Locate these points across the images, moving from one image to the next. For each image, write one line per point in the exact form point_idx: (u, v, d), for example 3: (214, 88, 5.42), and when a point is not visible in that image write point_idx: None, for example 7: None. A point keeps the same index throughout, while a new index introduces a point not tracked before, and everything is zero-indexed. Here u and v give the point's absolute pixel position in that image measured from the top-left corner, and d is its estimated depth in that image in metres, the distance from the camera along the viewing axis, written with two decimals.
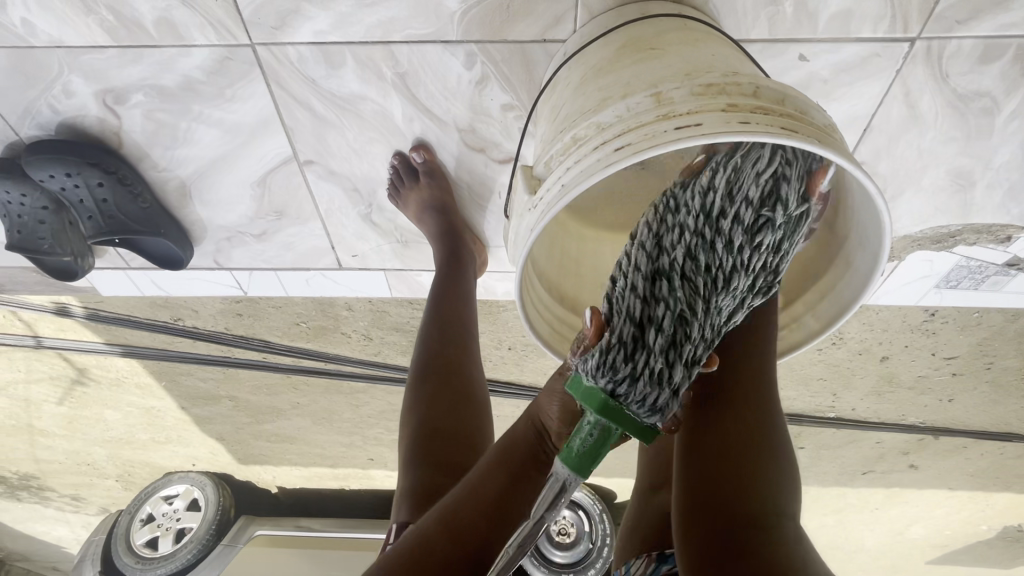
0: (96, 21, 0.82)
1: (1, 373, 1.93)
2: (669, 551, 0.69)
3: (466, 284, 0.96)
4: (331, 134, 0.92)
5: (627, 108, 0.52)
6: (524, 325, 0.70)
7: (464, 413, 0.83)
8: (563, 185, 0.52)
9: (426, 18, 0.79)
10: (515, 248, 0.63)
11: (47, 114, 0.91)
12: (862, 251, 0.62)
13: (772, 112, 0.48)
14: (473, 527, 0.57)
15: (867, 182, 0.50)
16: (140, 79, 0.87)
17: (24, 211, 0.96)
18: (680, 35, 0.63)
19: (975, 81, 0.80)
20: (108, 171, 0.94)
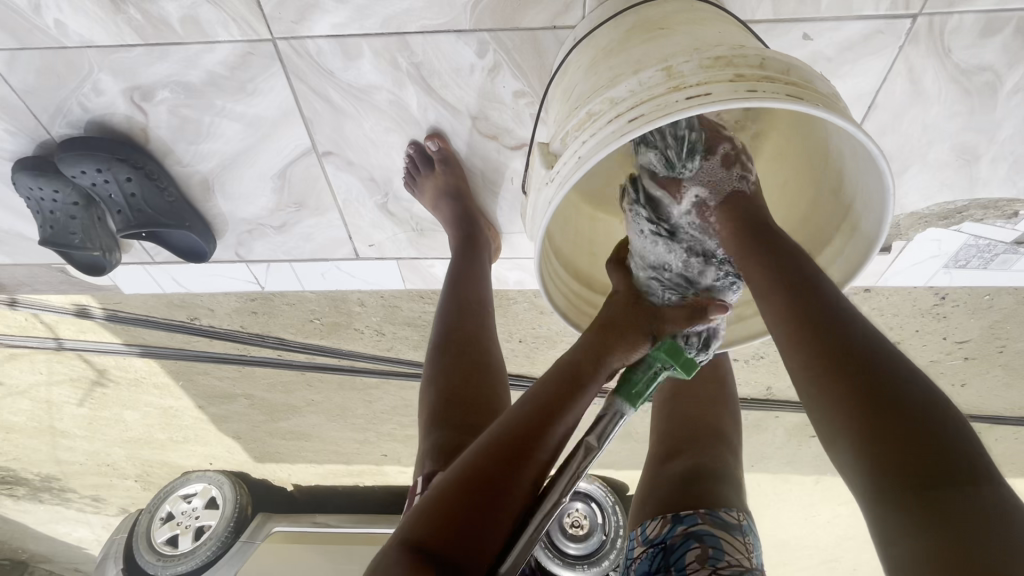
0: (125, 21, 0.85)
1: (24, 375, 1.97)
2: (688, 511, 0.64)
3: (485, 266, 0.98)
4: (349, 124, 0.94)
5: (639, 82, 0.53)
6: (544, 298, 0.71)
7: (482, 380, 0.83)
8: (580, 159, 0.53)
9: (439, 8, 0.81)
10: (532, 227, 0.65)
11: (78, 113, 0.94)
12: (867, 214, 0.62)
13: (777, 81, 0.50)
14: (521, 444, 0.59)
15: (869, 146, 0.51)
16: (166, 76, 0.90)
17: (57, 207, 1.01)
18: (687, 15, 0.65)
19: (977, 56, 0.80)
20: (136, 166, 0.97)
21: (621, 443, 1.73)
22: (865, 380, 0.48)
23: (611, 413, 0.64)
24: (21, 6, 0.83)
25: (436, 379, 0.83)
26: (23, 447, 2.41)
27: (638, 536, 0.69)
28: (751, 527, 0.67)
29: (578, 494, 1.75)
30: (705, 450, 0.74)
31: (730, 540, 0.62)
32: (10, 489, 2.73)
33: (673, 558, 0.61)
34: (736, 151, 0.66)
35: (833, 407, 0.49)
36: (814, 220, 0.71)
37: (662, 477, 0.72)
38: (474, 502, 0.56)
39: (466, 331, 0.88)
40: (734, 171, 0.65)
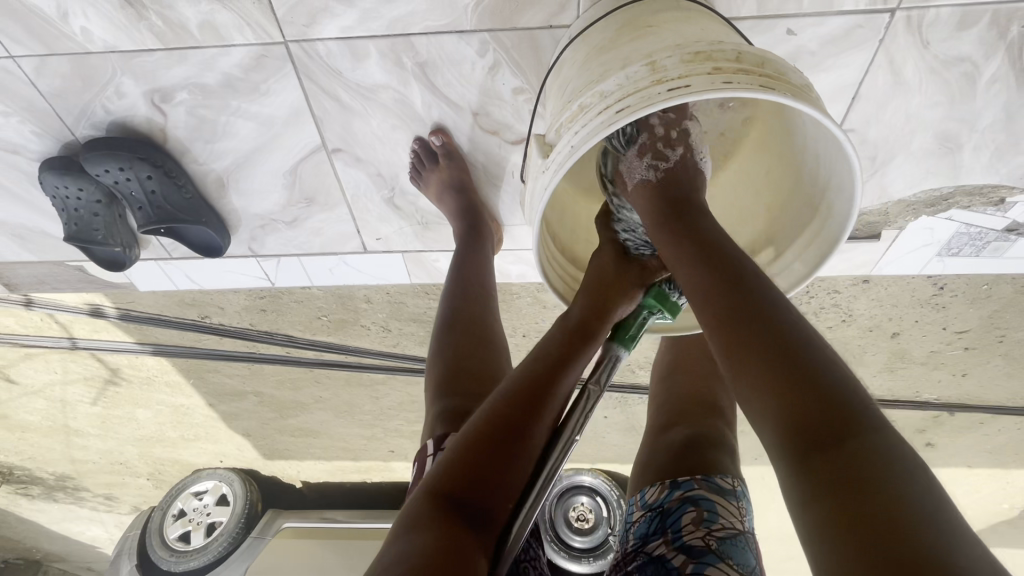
0: (146, 28, 0.88)
1: (40, 374, 2.02)
2: (683, 477, 0.66)
3: (489, 254, 1.01)
4: (357, 122, 0.98)
5: (626, 77, 0.56)
6: (543, 280, 0.74)
7: (488, 355, 0.87)
8: (572, 148, 0.56)
9: (442, 11, 0.84)
10: (530, 215, 0.67)
11: (101, 115, 0.98)
12: (839, 195, 0.65)
13: (752, 73, 0.52)
14: (536, 392, 0.62)
15: (836, 133, 0.54)
16: (184, 78, 0.93)
17: (81, 205, 1.04)
18: (675, 13, 0.68)
19: (955, 47, 0.83)
20: (156, 165, 1.00)
21: (623, 435, 1.76)
22: (773, 353, 0.47)
23: (609, 357, 0.68)
24: (49, 13, 0.87)
25: (444, 352, 0.87)
26: (38, 447, 2.47)
27: (637, 501, 0.71)
28: (745, 494, 0.69)
29: (583, 487, 1.78)
30: (702, 421, 0.76)
31: (725, 504, 0.64)
32: (25, 489, 2.79)
33: (669, 522, 0.64)
34: (658, 134, 0.70)
35: (749, 383, 0.47)
36: (797, 203, 0.73)
37: (661, 446, 0.75)
38: (496, 446, 0.58)
39: (472, 308, 0.92)
40: (646, 160, 0.69)
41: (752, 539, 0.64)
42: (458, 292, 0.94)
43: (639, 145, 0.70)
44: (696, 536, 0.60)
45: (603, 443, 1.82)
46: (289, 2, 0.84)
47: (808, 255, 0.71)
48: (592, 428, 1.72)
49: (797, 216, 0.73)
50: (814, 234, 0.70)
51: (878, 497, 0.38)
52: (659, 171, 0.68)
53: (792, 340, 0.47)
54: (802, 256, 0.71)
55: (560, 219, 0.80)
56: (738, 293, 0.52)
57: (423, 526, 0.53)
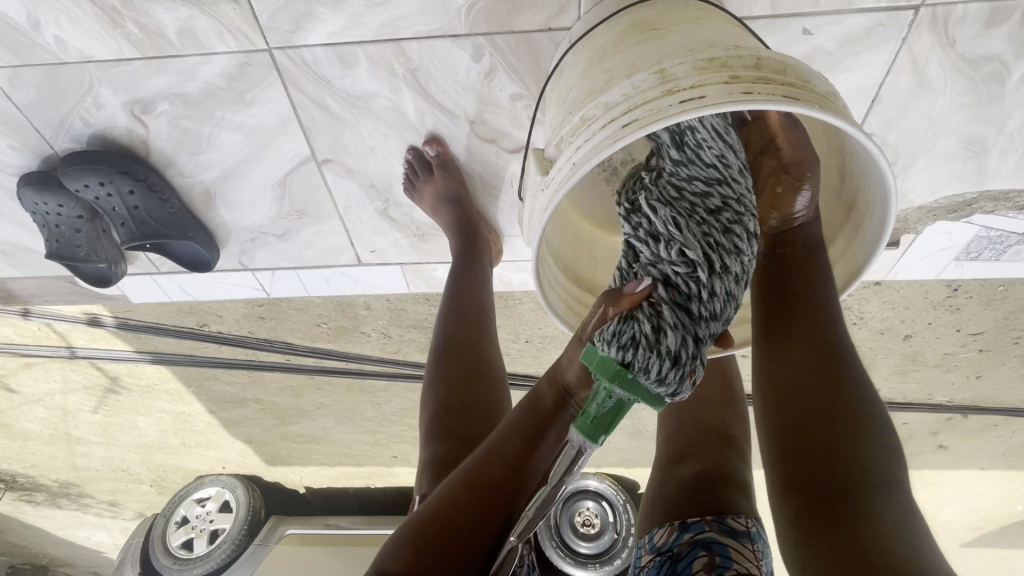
0: (122, 36, 0.85)
1: (40, 384, 2.01)
2: (693, 518, 0.63)
3: (484, 272, 0.98)
4: (347, 131, 0.95)
5: (633, 86, 0.53)
6: (544, 305, 0.70)
7: (481, 394, 0.83)
8: (573, 165, 0.53)
9: (434, 14, 0.81)
10: (529, 232, 0.64)
11: (80, 127, 0.95)
12: (869, 219, 0.61)
13: (773, 82, 0.49)
14: (493, 476, 0.56)
15: (870, 150, 0.50)
16: (165, 89, 0.91)
17: (61, 220, 1.01)
18: (683, 14, 0.64)
19: (983, 46, 0.79)
20: (138, 179, 0.98)
21: (630, 440, 1.73)
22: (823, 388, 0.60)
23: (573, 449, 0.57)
24: (21, 23, 0.84)
25: (436, 389, 0.84)
26: (40, 454, 2.45)
27: (646, 544, 0.68)
28: (763, 537, 0.65)
29: (589, 492, 1.75)
30: (714, 454, 0.74)
31: (738, 547, 0.60)
32: (29, 495, 2.78)
33: (679, 566, 0.59)
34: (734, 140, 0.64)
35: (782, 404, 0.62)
36: (832, 213, 0.68)
37: (672, 477, 0.73)
38: (453, 530, 0.54)
39: (466, 340, 0.88)
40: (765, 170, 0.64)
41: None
42: (451, 321, 0.90)
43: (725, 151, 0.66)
44: None
45: (609, 447, 1.79)
46: (272, 7, 0.81)
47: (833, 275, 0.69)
48: None
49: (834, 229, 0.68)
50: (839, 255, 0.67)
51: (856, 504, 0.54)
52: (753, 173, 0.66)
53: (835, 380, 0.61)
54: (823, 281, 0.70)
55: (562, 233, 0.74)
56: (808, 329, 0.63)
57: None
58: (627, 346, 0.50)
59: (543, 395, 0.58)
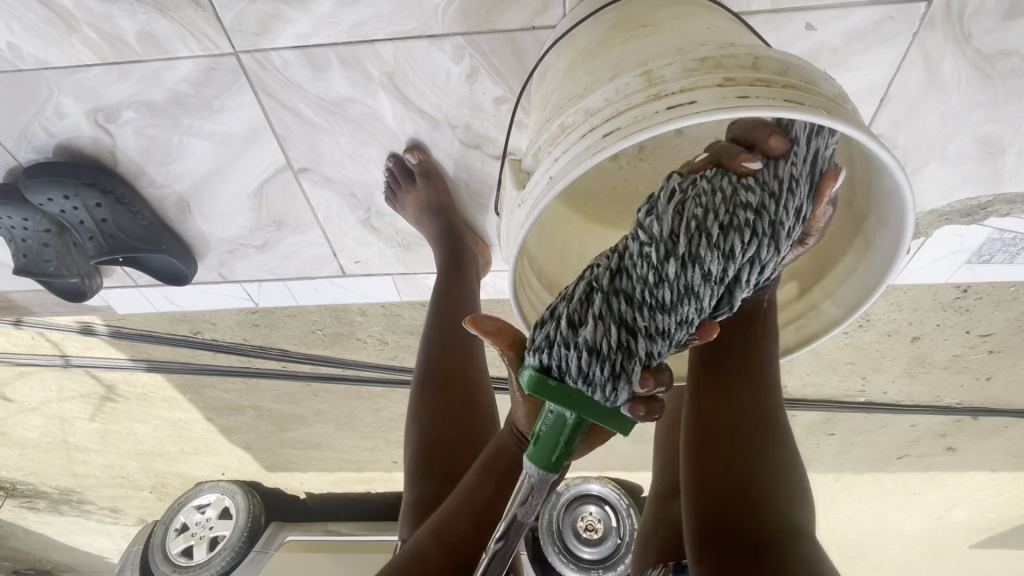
0: (80, 40, 0.82)
1: (35, 392, 1.99)
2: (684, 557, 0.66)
3: (470, 291, 0.95)
4: (323, 139, 0.92)
5: (616, 90, 0.49)
6: (522, 324, 0.65)
7: (465, 426, 0.80)
8: (550, 179, 0.49)
9: (408, 13, 0.78)
10: (505, 250, 0.61)
11: (42, 137, 0.93)
12: (880, 231, 0.56)
13: (773, 83, 0.45)
14: (458, 529, 0.60)
15: (886, 158, 0.46)
16: (130, 96, 0.88)
17: (28, 234, 0.99)
18: (673, 10, 0.61)
19: (1001, 39, 0.75)
20: (105, 191, 0.95)
21: (633, 445, 1.69)
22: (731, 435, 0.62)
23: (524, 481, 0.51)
24: None
25: (418, 425, 0.82)
26: (40, 462, 2.43)
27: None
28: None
29: (591, 497, 1.71)
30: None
31: None
32: (31, 503, 2.77)
33: None
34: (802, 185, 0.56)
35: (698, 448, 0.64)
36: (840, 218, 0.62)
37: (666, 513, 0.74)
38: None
39: (448, 368, 0.86)
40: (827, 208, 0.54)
41: None
42: (434, 349, 0.88)
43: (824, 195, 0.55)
44: None
45: (611, 452, 1.75)
46: (237, 8, 0.78)
47: (841, 298, 0.63)
48: None
49: (848, 235, 0.62)
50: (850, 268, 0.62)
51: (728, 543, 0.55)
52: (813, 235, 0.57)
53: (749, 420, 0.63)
54: (834, 297, 0.64)
55: (547, 247, 0.68)
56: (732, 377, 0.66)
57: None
58: (543, 349, 0.49)
59: (504, 447, 0.61)
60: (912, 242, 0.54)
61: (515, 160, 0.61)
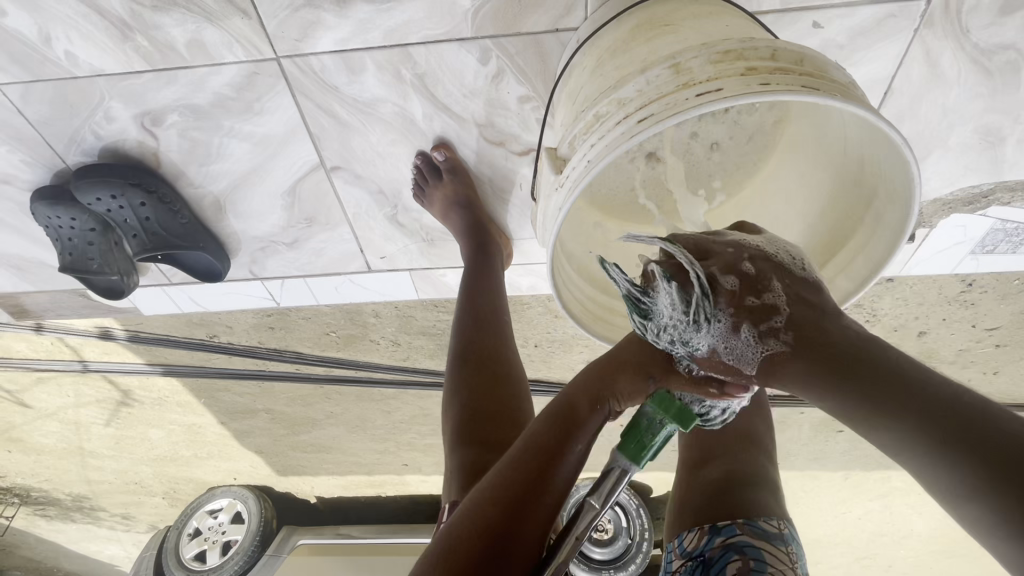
0: (132, 48, 0.86)
1: (53, 397, 2.02)
2: (725, 521, 0.59)
3: (496, 276, 0.96)
4: (355, 138, 0.95)
5: (648, 81, 0.52)
6: (557, 302, 0.67)
7: (504, 397, 0.79)
8: (588, 163, 0.53)
9: (441, 18, 0.82)
10: (546, 233, 0.65)
11: (91, 140, 0.97)
12: (891, 205, 0.59)
13: (791, 72, 0.49)
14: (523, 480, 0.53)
15: (893, 138, 0.50)
16: (175, 100, 0.92)
17: (74, 233, 1.03)
18: (692, 10, 0.65)
19: (996, 34, 0.78)
20: (150, 191, 0.99)
21: None
22: (950, 421, 0.43)
23: (615, 472, 0.54)
24: (33, 39, 0.86)
25: (457, 399, 0.80)
26: (54, 468, 2.46)
27: (674, 549, 0.63)
28: (795, 539, 0.60)
29: None
30: (736, 454, 0.68)
31: (772, 551, 0.56)
32: (43, 509, 2.79)
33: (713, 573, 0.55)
34: (735, 288, 0.56)
35: (951, 464, 0.41)
36: (844, 197, 0.65)
37: (695, 486, 0.66)
38: (491, 550, 0.50)
39: (483, 342, 0.86)
40: (744, 330, 0.55)
41: None
42: (469, 326, 0.88)
43: (724, 312, 0.55)
44: None
45: None
46: (281, 15, 0.82)
47: (854, 273, 0.64)
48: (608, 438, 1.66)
49: (857, 213, 0.64)
50: (861, 244, 0.64)
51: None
52: (782, 333, 0.54)
53: (930, 388, 0.45)
54: (841, 277, 0.65)
55: (576, 234, 0.71)
56: (866, 368, 0.49)
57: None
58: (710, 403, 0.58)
59: (579, 403, 0.57)
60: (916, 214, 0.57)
61: (549, 150, 0.65)
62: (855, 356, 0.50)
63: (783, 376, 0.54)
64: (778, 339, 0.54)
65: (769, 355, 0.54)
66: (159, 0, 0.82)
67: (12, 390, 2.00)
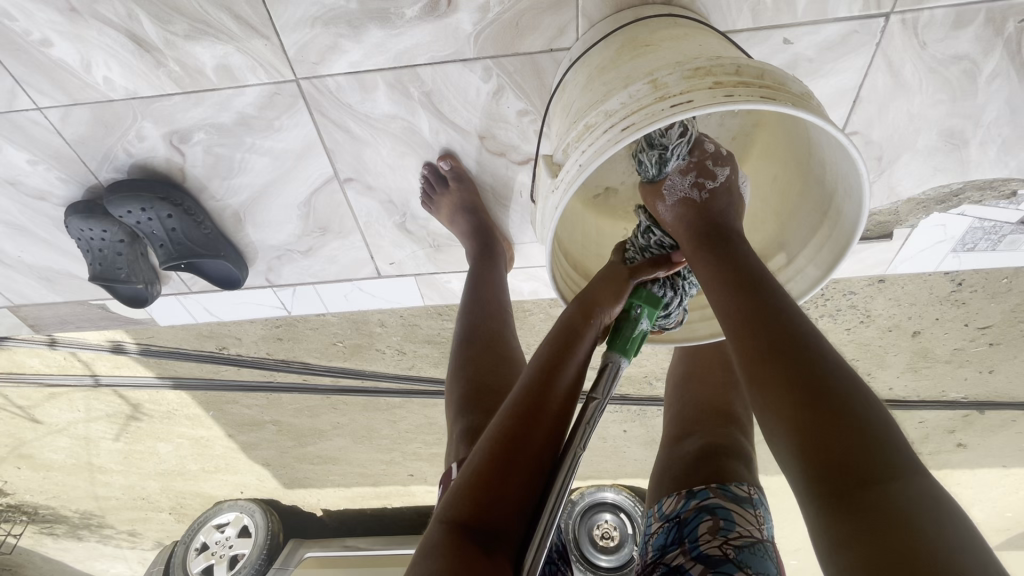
0: (164, 73, 0.92)
1: (64, 413, 2.04)
2: (698, 485, 0.62)
3: (499, 274, 0.99)
4: (367, 151, 1.01)
5: (630, 95, 0.57)
6: (553, 289, 0.71)
7: (509, 376, 0.81)
8: (581, 166, 0.57)
9: (445, 41, 0.87)
10: (543, 230, 0.69)
11: (123, 158, 1.02)
12: (848, 201, 0.62)
13: (752, 84, 0.53)
14: (538, 399, 0.57)
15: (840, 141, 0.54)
16: (201, 119, 0.97)
17: (105, 245, 1.08)
18: (670, 32, 0.71)
19: (952, 46, 0.83)
20: (176, 204, 1.04)
21: (645, 451, 1.72)
22: (804, 382, 0.44)
23: (610, 366, 0.58)
24: (73, 65, 0.91)
25: (461, 372, 0.82)
26: (62, 485, 2.46)
27: (654, 513, 0.66)
28: (764, 503, 0.63)
29: (606, 504, 1.72)
30: (718, 430, 0.70)
31: (741, 512, 0.59)
32: (50, 527, 2.80)
33: (686, 532, 0.58)
34: (708, 151, 0.63)
35: (787, 423, 0.43)
36: (811, 191, 0.68)
37: (677, 457, 0.69)
38: (510, 466, 0.53)
39: (489, 325, 0.88)
40: (689, 178, 0.63)
41: (775, 551, 0.58)
42: (475, 312, 0.90)
43: (691, 158, 0.63)
44: (713, 547, 0.55)
45: (624, 458, 1.76)
46: (300, 41, 0.88)
47: (820, 260, 0.67)
48: (611, 442, 1.68)
49: (823, 205, 0.67)
50: (828, 233, 0.66)
51: (916, 545, 0.35)
52: (704, 192, 0.62)
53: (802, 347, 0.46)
54: (809, 265, 0.68)
55: (574, 236, 0.76)
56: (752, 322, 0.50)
57: (434, 557, 0.49)
58: (667, 285, 0.66)
59: (575, 321, 0.63)
60: (871, 204, 0.60)
61: (547, 157, 0.70)
62: (764, 319, 0.49)
63: (680, 222, 0.62)
64: (704, 190, 0.62)
65: (686, 204, 0.62)
66: (190, 30, 0.87)
67: (23, 406, 2.02)
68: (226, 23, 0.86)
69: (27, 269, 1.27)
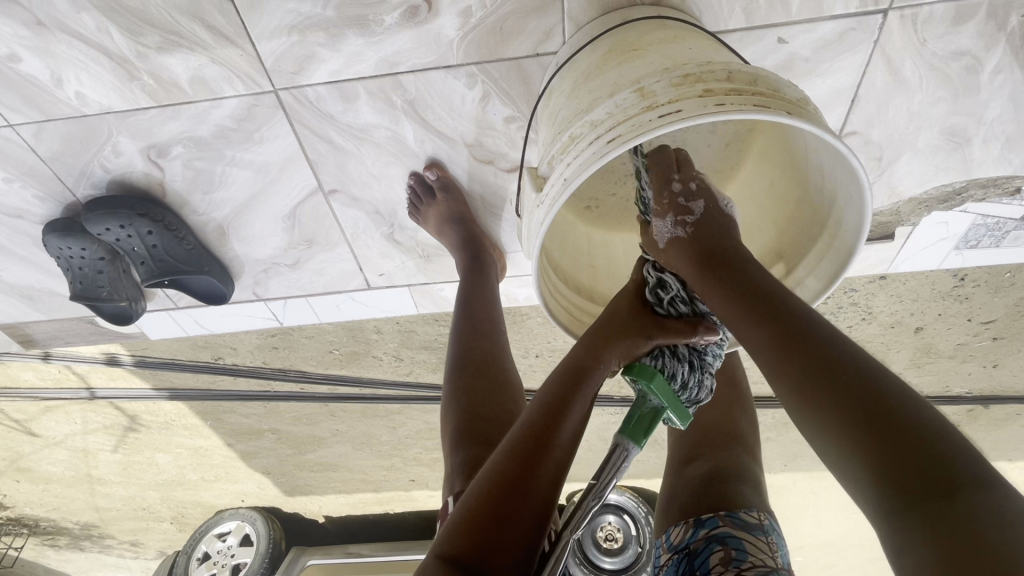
0: (139, 86, 0.90)
1: (61, 426, 2.02)
2: (706, 515, 0.60)
3: (490, 288, 0.97)
4: (351, 162, 0.99)
5: (616, 104, 0.56)
6: (542, 305, 0.68)
7: (506, 401, 0.79)
8: (566, 180, 0.56)
9: (427, 47, 0.85)
10: (529, 245, 0.67)
11: (100, 174, 1.00)
12: (847, 207, 0.61)
13: (745, 92, 0.52)
14: (540, 442, 0.54)
15: (840, 148, 0.53)
16: (179, 133, 0.95)
17: (85, 262, 1.06)
18: (659, 34, 0.69)
19: (952, 42, 0.81)
20: (156, 220, 1.02)
21: (647, 452, 1.70)
22: (832, 379, 0.45)
23: (618, 450, 0.52)
24: (45, 81, 0.89)
25: (456, 401, 0.79)
26: (61, 497, 2.44)
27: (663, 543, 0.64)
28: (775, 528, 0.61)
29: (609, 507, 1.71)
30: (723, 452, 0.69)
31: (753, 541, 0.56)
32: (52, 539, 2.78)
33: (697, 563, 0.56)
34: (675, 191, 0.61)
35: (827, 424, 0.44)
36: (807, 197, 0.67)
37: (682, 483, 0.67)
38: (507, 508, 0.52)
39: (483, 348, 0.86)
40: (669, 217, 0.61)
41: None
42: (469, 334, 0.88)
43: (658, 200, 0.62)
44: None
45: None
46: (278, 50, 0.86)
47: (819, 271, 0.65)
48: None
49: (818, 213, 0.66)
50: (829, 242, 0.64)
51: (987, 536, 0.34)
52: (688, 227, 0.60)
53: (844, 363, 0.46)
54: (811, 274, 0.66)
55: (563, 249, 0.75)
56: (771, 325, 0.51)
57: None
58: (662, 356, 0.58)
59: (582, 360, 0.61)
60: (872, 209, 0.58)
61: (531, 168, 0.68)
62: (781, 320, 0.50)
63: (671, 256, 0.61)
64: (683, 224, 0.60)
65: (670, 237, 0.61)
66: (163, 42, 0.86)
67: (19, 420, 2.01)
68: (200, 34, 0.85)
69: (10, 287, 1.25)
